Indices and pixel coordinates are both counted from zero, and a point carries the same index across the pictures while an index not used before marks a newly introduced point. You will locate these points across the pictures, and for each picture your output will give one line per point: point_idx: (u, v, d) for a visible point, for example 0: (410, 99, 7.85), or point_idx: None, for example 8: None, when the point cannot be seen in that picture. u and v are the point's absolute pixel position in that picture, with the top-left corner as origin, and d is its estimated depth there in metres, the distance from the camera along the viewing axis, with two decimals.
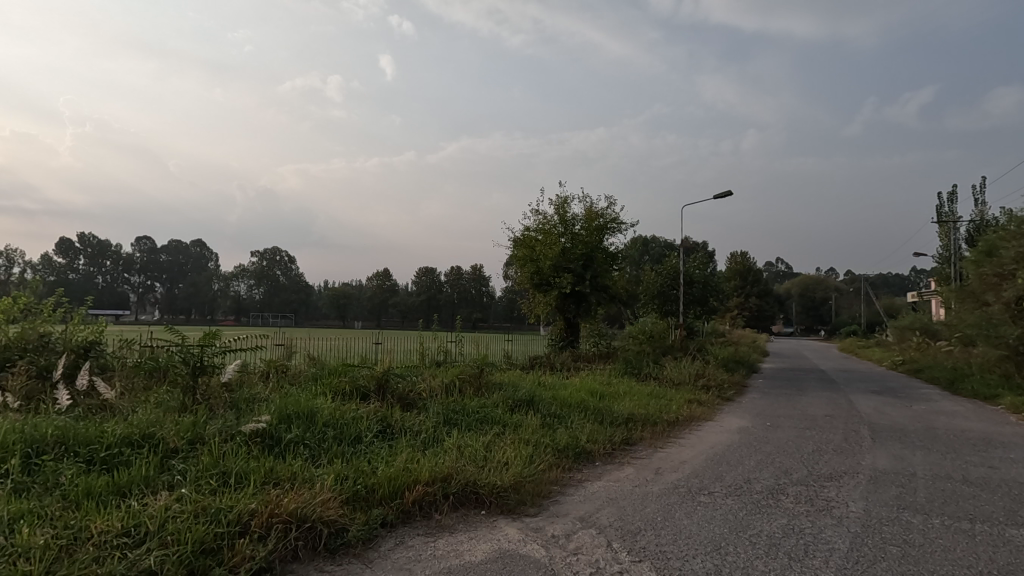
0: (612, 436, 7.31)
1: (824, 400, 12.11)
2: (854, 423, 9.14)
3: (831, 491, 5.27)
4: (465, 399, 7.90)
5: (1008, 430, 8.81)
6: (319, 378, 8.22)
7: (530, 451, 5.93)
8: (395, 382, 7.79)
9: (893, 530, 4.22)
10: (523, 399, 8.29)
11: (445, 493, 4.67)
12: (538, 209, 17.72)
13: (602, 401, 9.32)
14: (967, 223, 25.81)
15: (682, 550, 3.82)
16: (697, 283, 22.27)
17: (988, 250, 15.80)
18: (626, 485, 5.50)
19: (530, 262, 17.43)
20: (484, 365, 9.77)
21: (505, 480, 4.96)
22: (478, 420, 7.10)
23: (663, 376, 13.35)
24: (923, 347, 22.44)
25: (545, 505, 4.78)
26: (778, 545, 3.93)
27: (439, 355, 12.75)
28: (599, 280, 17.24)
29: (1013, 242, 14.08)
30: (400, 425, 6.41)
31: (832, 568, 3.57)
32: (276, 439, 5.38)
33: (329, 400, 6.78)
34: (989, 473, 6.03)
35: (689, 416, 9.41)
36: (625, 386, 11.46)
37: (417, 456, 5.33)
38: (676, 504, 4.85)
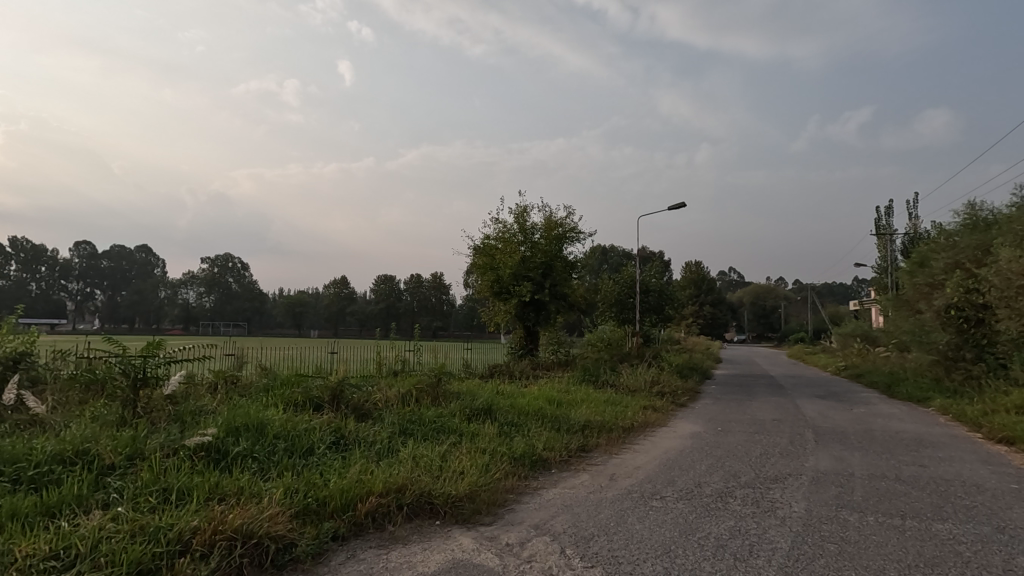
0: (568, 443, 7.39)
1: (772, 404, 12.57)
2: (799, 426, 9.54)
3: (776, 493, 5.49)
4: (422, 409, 7.82)
5: (938, 431, 9.36)
6: (271, 389, 7.97)
7: (485, 460, 5.92)
8: (350, 392, 7.64)
9: (831, 529, 4.42)
10: (481, 408, 8.27)
11: (400, 504, 4.62)
12: (497, 217, 17.74)
13: (559, 409, 9.40)
14: (902, 236, 27.44)
15: (633, 555, 3.89)
16: (653, 291, 22.78)
17: (920, 262, 16.81)
18: (581, 491, 5.57)
19: (490, 270, 17.48)
20: (441, 374, 9.68)
21: (460, 489, 4.94)
22: (435, 430, 7.04)
23: (620, 384, 13.55)
24: (863, 354, 23.60)
25: (499, 514, 4.78)
26: (725, 546, 4.06)
27: (397, 365, 12.56)
28: (558, 289, 17.39)
29: (943, 254, 15.04)
30: (354, 436, 6.28)
31: (774, 567, 3.70)
32: (223, 453, 5.19)
33: (280, 411, 6.60)
34: (920, 472, 6.38)
35: (644, 423, 9.60)
36: (583, 393, 11.59)
37: (371, 467, 5.24)
38: (630, 510, 4.93)
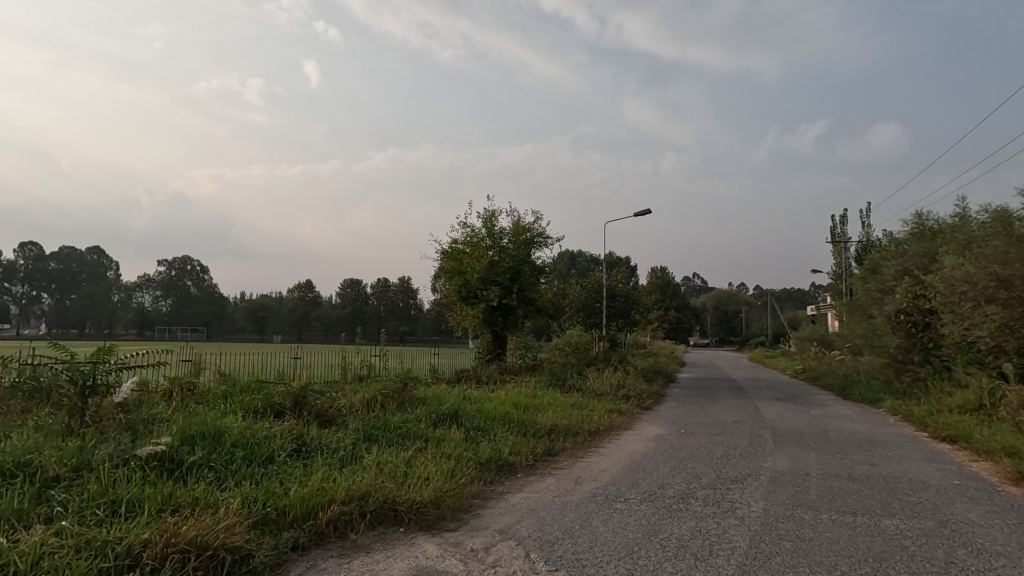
0: (535, 447, 7.41)
1: (733, 407, 12.89)
2: (759, 428, 9.80)
3: (735, 493, 5.63)
4: (388, 415, 7.71)
5: (889, 431, 9.77)
6: (230, 396, 7.73)
7: (451, 465, 5.88)
8: (312, 398, 7.48)
9: (787, 527, 4.56)
10: (447, 414, 8.21)
11: (362, 512, 4.54)
12: (466, 221, 17.70)
13: (526, 413, 9.41)
14: (856, 244, 28.61)
15: (596, 557, 3.92)
16: (619, 296, 23.09)
17: (872, 268, 17.56)
18: (546, 495, 5.59)
19: (457, 274, 17.41)
20: (407, 380, 9.57)
21: (425, 495, 4.89)
22: (400, 435, 6.96)
23: (586, 388, 13.67)
24: (819, 357, 24.45)
25: (465, 520, 4.75)
26: (686, 546, 4.14)
27: (363, 370, 12.37)
28: (526, 293, 17.43)
29: (893, 262, 15.73)
30: (316, 443, 6.15)
31: (733, 565, 3.79)
32: (177, 462, 5.01)
33: (239, 419, 6.41)
34: (871, 470, 6.65)
35: (609, 426, 9.71)
36: (549, 397, 11.62)
37: (334, 475, 5.14)
38: (594, 513, 4.98)
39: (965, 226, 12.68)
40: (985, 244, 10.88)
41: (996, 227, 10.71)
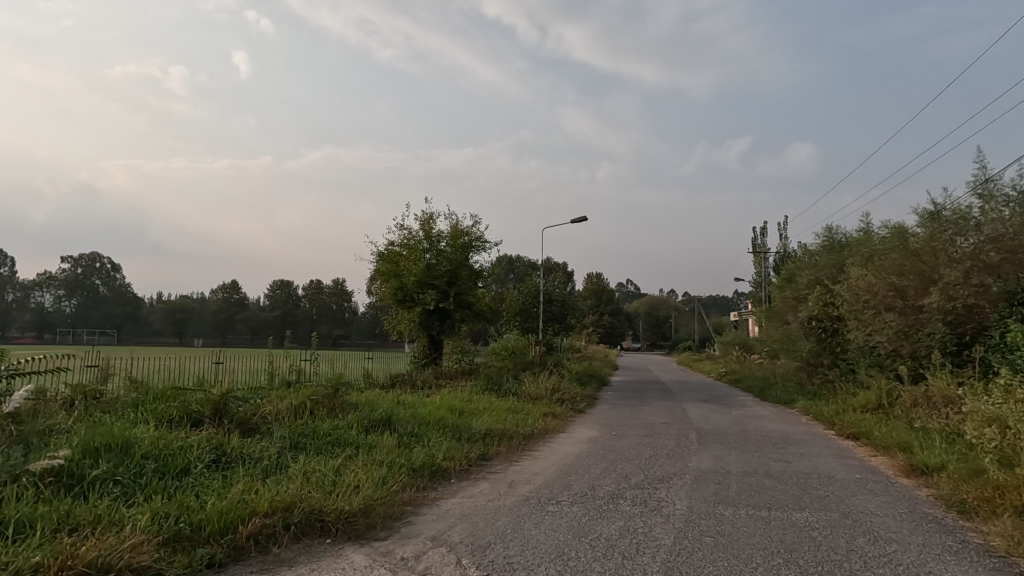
0: (469, 452, 7.38)
1: (662, 409, 13.39)
2: (685, 429, 10.22)
3: (662, 492, 5.83)
4: (316, 422, 7.43)
5: (801, 429, 10.46)
6: (141, 404, 7.19)
7: (383, 472, 5.74)
8: (235, 406, 7.09)
9: (709, 523, 4.77)
10: (380, 420, 8.02)
11: (286, 524, 4.34)
12: (402, 223, 17.39)
13: (461, 418, 9.35)
14: (774, 255, 30.56)
15: (528, 560, 3.95)
16: (556, 301, 23.44)
17: (789, 278, 18.79)
18: (479, 500, 5.58)
19: (393, 277, 17.09)
20: (339, 385, 9.26)
21: (354, 505, 4.75)
22: (329, 443, 6.73)
23: (522, 392, 13.77)
24: (741, 361, 25.89)
25: (395, 528, 4.64)
26: (615, 546, 4.25)
27: (291, 376, 11.86)
28: (463, 297, 17.34)
29: (807, 272, 16.90)
30: (237, 453, 5.83)
31: (657, 562, 3.92)
32: (77, 477, 4.61)
33: (152, 428, 5.98)
34: (785, 467, 7.09)
35: (544, 430, 9.82)
36: (485, 402, 11.61)
37: (256, 486, 4.89)
38: (527, 516, 5.01)
39: (868, 240, 13.82)
40: (885, 256, 11.89)
41: (894, 241, 11.72)
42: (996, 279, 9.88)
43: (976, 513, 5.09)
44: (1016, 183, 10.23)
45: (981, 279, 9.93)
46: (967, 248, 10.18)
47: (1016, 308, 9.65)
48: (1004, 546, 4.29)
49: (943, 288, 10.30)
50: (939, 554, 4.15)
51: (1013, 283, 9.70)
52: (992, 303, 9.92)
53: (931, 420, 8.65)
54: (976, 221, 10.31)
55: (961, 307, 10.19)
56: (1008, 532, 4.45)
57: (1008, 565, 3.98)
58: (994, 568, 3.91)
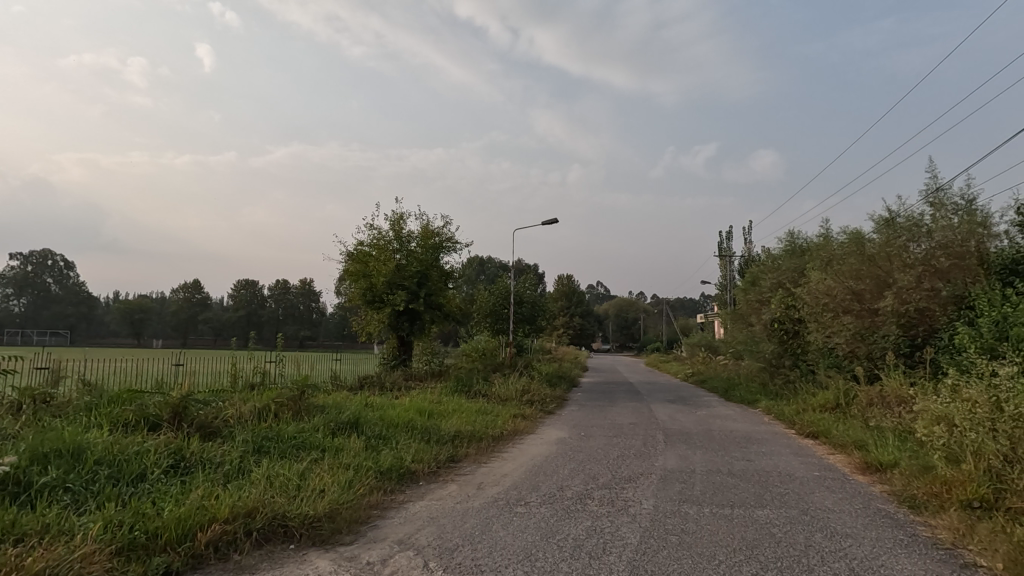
0: (437, 454, 7.33)
1: (630, 409, 13.56)
2: (652, 430, 10.38)
3: (628, 492, 5.91)
4: (281, 425, 7.26)
5: (763, 429, 10.75)
6: (95, 408, 6.90)
7: (349, 476, 5.65)
8: (196, 409, 6.88)
9: (673, 522, 4.86)
10: (347, 422, 7.89)
11: (247, 530, 4.24)
12: (372, 223, 17.14)
13: (430, 420, 9.28)
14: (739, 258, 31.35)
15: (496, 562, 3.94)
16: (526, 302, 23.50)
17: (752, 281, 19.31)
18: (447, 502, 5.54)
19: (362, 277, 16.87)
20: (305, 387, 9.08)
21: (318, 509, 4.66)
22: (294, 446, 6.59)
23: (491, 393, 13.76)
24: (707, 362, 26.47)
25: (361, 532, 4.57)
26: (582, 546, 4.28)
27: (256, 378, 11.57)
28: (433, 298, 17.21)
29: (770, 275, 17.38)
30: (197, 458, 5.65)
31: (623, 562, 3.97)
32: (24, 485, 4.40)
33: (105, 433, 5.75)
34: (748, 465, 7.27)
35: (513, 431, 9.83)
36: (455, 404, 11.55)
37: (217, 491, 4.76)
38: (495, 518, 5.00)
39: (827, 245, 14.29)
40: (843, 261, 12.31)
41: (852, 246, 12.14)
42: (946, 284, 10.31)
43: (925, 507, 5.32)
44: (964, 192, 10.72)
45: (932, 284, 10.37)
46: (920, 254, 10.63)
47: (963, 311, 10.06)
48: (950, 539, 4.50)
49: (897, 292, 10.73)
50: (891, 547, 4.32)
51: (961, 288, 10.12)
52: (942, 306, 10.37)
53: (884, 418, 9.00)
54: (928, 228, 10.77)
55: (914, 310, 10.62)
56: (954, 525, 4.67)
57: (954, 556, 4.17)
58: (941, 560, 4.09)
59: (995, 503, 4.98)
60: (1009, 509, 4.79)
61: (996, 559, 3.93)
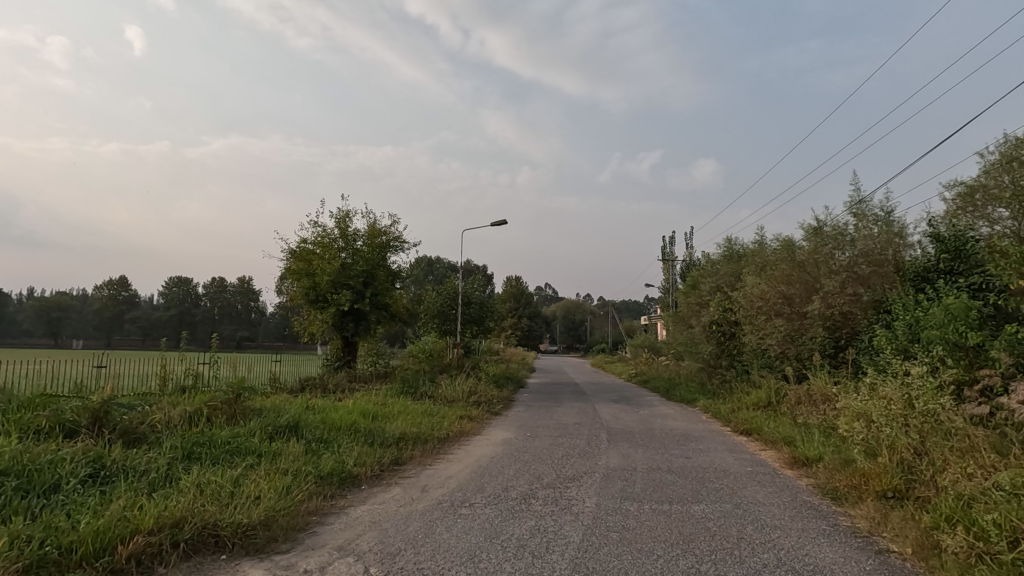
0: (381, 457, 7.19)
1: (575, 410, 13.78)
2: (596, 429, 10.58)
3: (572, 491, 5.99)
4: (213, 430, 6.92)
5: (701, 427, 11.16)
6: (1, 414, 6.35)
7: (287, 482, 5.45)
8: (119, 414, 6.45)
9: (615, 519, 4.96)
10: (286, 426, 7.61)
11: (174, 542, 4.01)
12: (316, 220, 16.63)
13: (374, 423, 9.09)
14: (681, 263, 32.52)
15: (438, 565, 3.91)
16: (475, 303, 23.42)
17: (692, 284, 20.06)
18: (390, 505, 5.45)
19: (305, 276, 16.34)
20: (241, 390, 8.69)
21: (253, 517, 4.47)
22: (228, 452, 6.29)
23: (438, 395, 13.63)
24: (649, 362, 27.28)
25: (298, 540, 4.42)
26: (525, 546, 4.30)
27: (187, 380, 10.96)
28: (379, 298, 16.87)
29: (710, 280, 18.09)
30: (119, 466, 5.30)
31: (566, 559, 4.02)
32: None
33: (14, 441, 5.29)
34: (686, 462, 7.53)
35: (459, 432, 9.78)
36: (400, 405, 11.35)
37: (141, 501, 4.48)
38: (439, 520, 4.96)
39: (762, 252, 15.03)
40: (776, 266, 12.97)
41: (784, 252, 12.81)
42: (867, 289, 11.06)
43: (846, 498, 5.68)
44: (883, 205, 11.55)
45: (854, 289, 11.09)
46: (845, 261, 11.35)
47: (881, 315, 10.75)
48: (867, 527, 4.83)
49: (823, 296, 11.41)
50: (814, 537, 4.58)
51: (880, 293, 10.85)
52: (863, 310, 11.10)
53: (811, 416, 9.54)
54: (851, 237, 11.53)
55: (838, 314, 11.31)
56: (870, 514, 5.01)
57: (870, 543, 4.48)
58: (859, 547, 4.37)
59: (906, 492, 5.36)
60: (918, 498, 5.18)
61: (907, 544, 4.26)
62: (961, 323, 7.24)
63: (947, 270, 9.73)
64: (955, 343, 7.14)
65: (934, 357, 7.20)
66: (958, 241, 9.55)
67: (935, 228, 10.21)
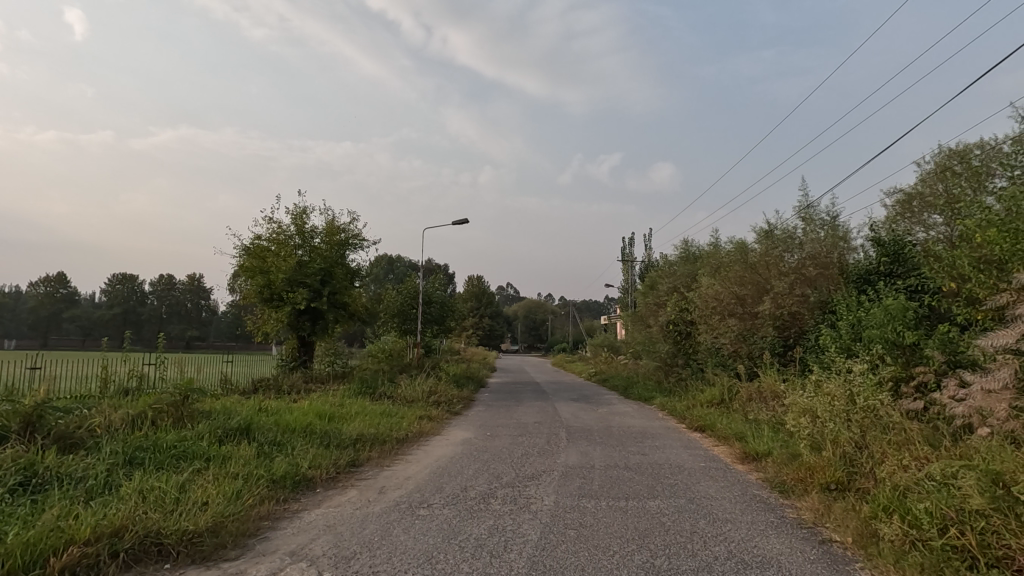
0: (338, 459, 7.04)
1: (535, 409, 13.87)
2: (555, 428, 10.67)
3: (531, 489, 6.02)
4: (158, 434, 6.61)
5: (658, 424, 11.41)
6: None
7: (237, 486, 5.27)
8: (54, 419, 6.08)
9: (573, 516, 5.02)
10: (237, 429, 7.35)
11: (113, 552, 3.80)
12: (272, 216, 16.14)
13: (331, 424, 8.90)
14: (640, 264, 33.18)
15: (395, 567, 3.86)
16: (435, 302, 23.21)
17: (650, 285, 20.48)
18: (346, 508, 5.34)
19: (259, 274, 15.84)
20: (189, 392, 8.34)
21: (200, 524, 4.29)
22: (174, 457, 6.03)
23: (397, 395, 13.46)
24: (609, 361, 27.71)
25: (248, 545, 4.27)
26: (483, 545, 4.29)
27: (131, 382, 10.45)
28: (337, 297, 16.51)
29: (667, 281, 18.50)
30: (52, 473, 5.00)
31: (524, 557, 4.04)
32: None
33: None
34: (643, 459, 7.68)
35: (418, 433, 9.68)
36: (358, 406, 11.14)
37: (77, 510, 4.24)
38: (396, 522, 4.89)
39: (717, 253, 15.48)
40: (730, 267, 13.38)
41: (737, 254, 13.24)
42: (813, 291, 11.55)
43: (792, 490, 5.93)
44: (829, 209, 12.09)
45: (802, 290, 11.56)
46: (793, 263, 11.82)
47: (826, 315, 11.25)
48: (811, 518, 5.04)
49: (774, 297, 11.84)
50: (763, 529, 4.76)
51: (826, 294, 11.36)
52: (810, 311, 11.56)
53: (761, 412, 9.90)
54: (799, 240, 12.03)
55: (787, 314, 11.76)
56: (815, 506, 5.24)
57: (814, 534, 4.68)
58: (804, 538, 4.57)
59: (847, 484, 5.64)
60: (858, 489, 5.45)
61: (847, 533, 4.48)
62: (899, 324, 7.64)
63: (887, 273, 10.21)
64: (893, 342, 7.50)
65: (875, 355, 7.56)
66: (897, 245, 10.09)
67: (876, 232, 10.75)
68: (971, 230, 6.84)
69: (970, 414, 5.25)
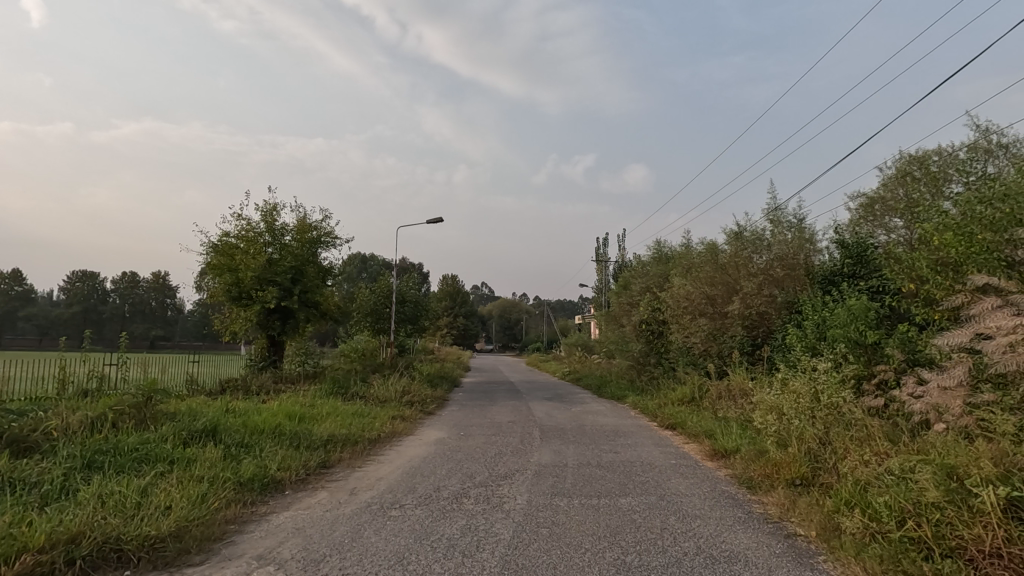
0: (308, 461, 6.92)
1: (509, 408, 13.86)
2: (529, 427, 10.68)
3: (504, 488, 6.02)
4: (119, 436, 6.39)
5: (630, 422, 11.54)
6: None
7: (202, 489, 5.13)
8: (6, 422, 5.82)
9: (545, 514, 5.03)
10: (203, 430, 7.16)
11: (69, 559, 3.67)
12: (240, 213, 15.76)
13: (301, 425, 8.74)
14: (613, 265, 33.53)
15: (365, 569, 3.81)
16: (409, 301, 23.03)
17: (624, 285, 20.70)
18: (316, 510, 5.25)
19: (227, 271, 15.46)
20: (153, 393, 8.09)
21: (162, 529, 4.17)
22: (135, 460, 5.83)
23: (369, 395, 13.31)
24: (582, 361, 27.92)
25: (214, 550, 4.16)
26: (455, 545, 4.27)
27: (91, 383, 10.09)
28: (308, 296, 16.23)
29: (640, 281, 18.72)
30: (4, 479, 4.78)
31: (497, 557, 4.03)
32: None
33: None
34: (615, 457, 7.75)
35: (391, 433, 9.58)
36: (329, 406, 10.98)
37: (31, 516, 4.06)
38: (367, 523, 4.83)
39: (688, 254, 15.72)
40: (701, 268, 13.61)
41: (708, 255, 13.47)
42: (781, 291, 11.86)
43: (760, 486, 6.06)
44: (796, 212, 12.40)
45: (770, 291, 11.84)
46: (761, 264, 12.09)
47: (793, 315, 11.54)
48: (777, 513, 5.16)
49: (743, 297, 12.09)
50: (731, 524, 4.85)
51: (792, 294, 11.67)
52: (777, 311, 11.83)
53: (730, 410, 10.10)
54: (768, 242, 12.31)
55: (756, 314, 12.01)
56: (780, 501, 5.37)
57: (780, 528, 4.80)
58: (771, 532, 4.68)
59: (812, 479, 5.80)
60: (822, 484, 5.61)
61: (811, 527, 4.60)
62: (862, 323, 7.89)
63: (850, 274, 10.52)
64: (856, 341, 7.75)
65: (839, 354, 7.79)
66: (860, 248, 10.40)
67: (841, 235, 11.07)
68: (929, 233, 7.12)
69: (927, 411, 5.46)
